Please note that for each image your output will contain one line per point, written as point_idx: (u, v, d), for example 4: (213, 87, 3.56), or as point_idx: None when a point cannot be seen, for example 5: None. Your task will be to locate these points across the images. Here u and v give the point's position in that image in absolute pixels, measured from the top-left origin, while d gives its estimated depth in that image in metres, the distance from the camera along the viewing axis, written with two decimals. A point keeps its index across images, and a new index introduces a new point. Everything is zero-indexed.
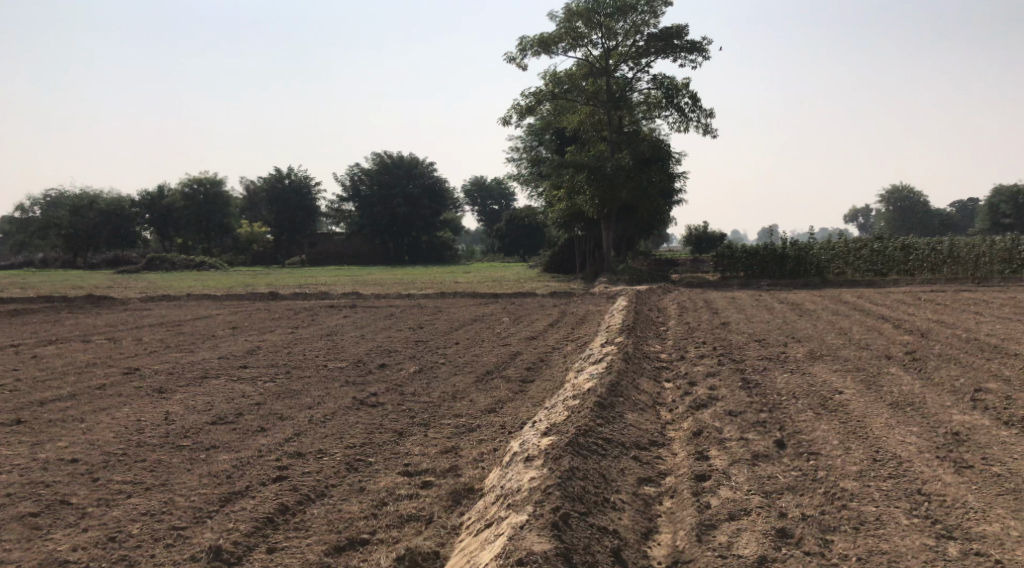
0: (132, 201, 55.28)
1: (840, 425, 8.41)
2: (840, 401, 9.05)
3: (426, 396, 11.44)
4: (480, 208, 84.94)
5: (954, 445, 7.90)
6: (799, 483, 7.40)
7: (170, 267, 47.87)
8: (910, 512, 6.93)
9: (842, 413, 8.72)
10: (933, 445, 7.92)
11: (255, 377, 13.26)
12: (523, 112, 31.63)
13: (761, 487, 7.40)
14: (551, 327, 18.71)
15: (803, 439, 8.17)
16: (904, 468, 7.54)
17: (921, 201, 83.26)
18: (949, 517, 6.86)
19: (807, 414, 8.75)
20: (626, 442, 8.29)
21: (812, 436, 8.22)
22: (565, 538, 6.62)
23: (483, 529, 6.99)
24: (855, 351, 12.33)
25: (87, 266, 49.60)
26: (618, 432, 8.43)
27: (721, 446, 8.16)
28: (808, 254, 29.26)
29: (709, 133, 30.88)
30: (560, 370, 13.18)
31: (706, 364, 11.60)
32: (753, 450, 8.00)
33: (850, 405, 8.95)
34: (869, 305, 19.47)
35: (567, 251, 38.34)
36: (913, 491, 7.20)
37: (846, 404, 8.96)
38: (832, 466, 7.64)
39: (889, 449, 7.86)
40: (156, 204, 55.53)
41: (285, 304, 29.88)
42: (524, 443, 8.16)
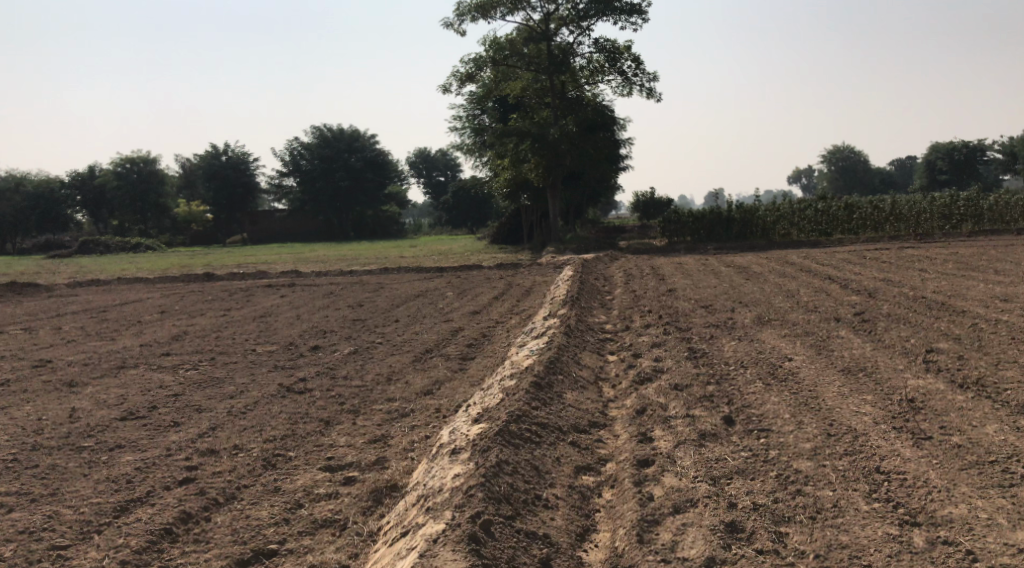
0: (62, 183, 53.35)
1: (792, 397, 7.97)
2: (790, 369, 8.62)
3: (359, 379, 10.89)
4: (425, 180, 83.93)
5: (911, 414, 7.51)
6: (749, 466, 6.98)
7: (105, 251, 46.49)
8: (869, 496, 6.54)
9: (792, 383, 8.28)
10: (888, 415, 7.52)
11: (179, 366, 12.59)
12: (464, 80, 30.91)
13: (708, 471, 6.97)
14: (494, 300, 18.21)
15: (752, 414, 7.74)
16: (859, 444, 7.14)
17: (862, 160, 83.74)
18: (913, 500, 6.47)
19: (756, 385, 8.30)
20: (565, 425, 7.81)
21: (763, 410, 7.78)
22: (485, 552, 6.15)
23: (398, 538, 6.50)
24: (803, 314, 11.94)
25: (19, 252, 48.04)
26: (555, 415, 7.94)
27: (665, 426, 7.71)
28: (753, 217, 28.98)
29: (653, 97, 30.39)
30: (500, 347, 12.66)
31: (650, 334, 11.15)
32: (700, 429, 7.55)
33: (801, 372, 8.52)
34: (815, 266, 19.18)
35: (512, 221, 37.75)
36: (872, 470, 6.81)
37: (796, 373, 8.53)
38: (784, 444, 7.22)
39: (844, 423, 7.43)
40: (88, 183, 54.12)
41: (222, 285, 29.01)
42: (454, 433, 7.66)
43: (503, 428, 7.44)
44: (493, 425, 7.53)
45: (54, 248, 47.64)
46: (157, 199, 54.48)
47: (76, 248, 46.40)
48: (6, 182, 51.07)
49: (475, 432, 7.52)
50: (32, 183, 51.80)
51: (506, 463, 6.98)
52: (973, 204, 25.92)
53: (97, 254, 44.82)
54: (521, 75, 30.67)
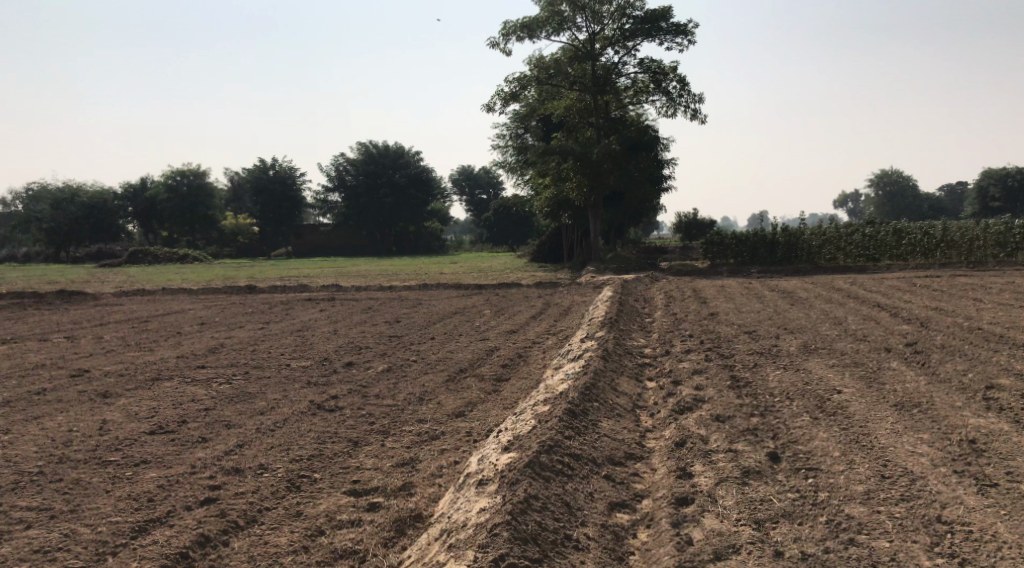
0: (114, 194, 54.17)
1: (843, 433, 7.59)
2: (839, 403, 8.24)
3: (391, 398, 10.66)
4: (468, 198, 83.98)
5: (972, 457, 7.12)
6: (796, 510, 6.65)
7: (154, 261, 46.89)
8: (930, 549, 6.19)
9: (842, 417, 7.91)
10: (946, 456, 7.15)
11: (211, 380, 12.42)
12: (508, 98, 30.74)
13: (752, 513, 6.66)
14: (532, 320, 17.92)
15: (800, 450, 7.38)
16: (917, 488, 6.77)
17: (910, 186, 82.57)
18: (979, 556, 6.12)
19: (802, 418, 7.95)
20: (599, 456, 7.51)
21: (811, 447, 7.42)
22: None
23: None
24: (852, 343, 11.51)
25: (72, 260, 48.41)
26: (589, 445, 7.63)
27: (705, 460, 7.39)
28: (799, 241, 28.44)
29: (697, 118, 30.01)
30: (536, 368, 12.36)
31: (690, 360, 10.80)
32: (743, 466, 7.21)
33: (851, 407, 8.13)
34: (863, 292, 18.68)
35: (553, 240, 37.44)
36: (933, 520, 6.45)
37: (846, 406, 8.14)
38: (836, 485, 6.87)
39: (899, 464, 7.05)
40: (140, 195, 54.97)
41: (264, 298, 29.01)
42: (484, 461, 7.40)
43: (534, 459, 7.16)
44: (525, 453, 7.25)
45: (104, 258, 48.12)
46: (206, 212, 55.00)
47: (124, 258, 46.92)
48: (60, 193, 51.83)
49: (505, 462, 7.23)
50: (86, 195, 52.58)
51: (537, 497, 6.70)
52: None
53: (145, 265, 45.18)
54: (566, 94, 30.43)
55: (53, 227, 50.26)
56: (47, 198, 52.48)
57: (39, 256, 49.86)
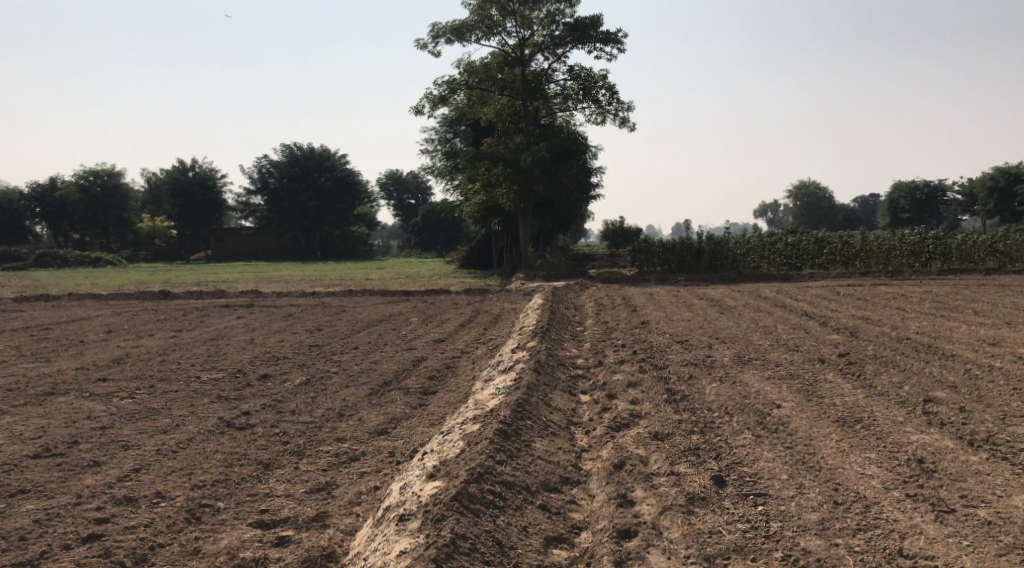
0: (19, 195, 51.34)
1: (788, 454, 7.30)
2: (781, 419, 7.91)
3: (308, 414, 10.02)
4: (395, 203, 82.95)
5: (924, 479, 6.89)
6: (748, 544, 6.34)
7: (64, 264, 45.12)
8: None
9: (787, 435, 7.60)
10: (898, 479, 6.91)
11: (114, 394, 11.62)
12: (437, 101, 30.16)
13: (701, 548, 6.32)
14: (460, 328, 17.37)
15: (746, 474, 7.06)
16: (873, 519, 6.50)
17: (827, 196, 84.14)
18: None
19: (745, 436, 7.62)
20: (532, 481, 7.05)
21: (758, 468, 7.13)
22: None
23: None
24: (785, 353, 11.24)
25: None
26: (522, 470, 7.16)
27: (646, 485, 7.00)
28: (724, 248, 28.37)
29: (626, 126, 29.83)
30: (464, 380, 11.84)
31: (625, 372, 10.38)
32: (687, 492, 6.86)
33: (793, 423, 7.81)
34: (789, 301, 18.54)
35: (482, 245, 36.95)
36: (894, 554, 6.19)
37: (787, 423, 7.81)
38: (788, 516, 6.56)
39: (851, 489, 6.80)
40: (48, 195, 51.86)
41: (177, 304, 27.98)
42: (407, 490, 6.89)
43: (462, 490, 6.70)
44: (454, 483, 6.76)
45: (10, 261, 46.27)
46: (120, 215, 52.99)
47: (33, 261, 45.02)
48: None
49: (431, 492, 6.75)
50: None
51: (465, 538, 6.25)
52: (941, 242, 25.38)
53: (53, 268, 43.47)
54: (495, 99, 30.02)
55: None
56: None
57: None
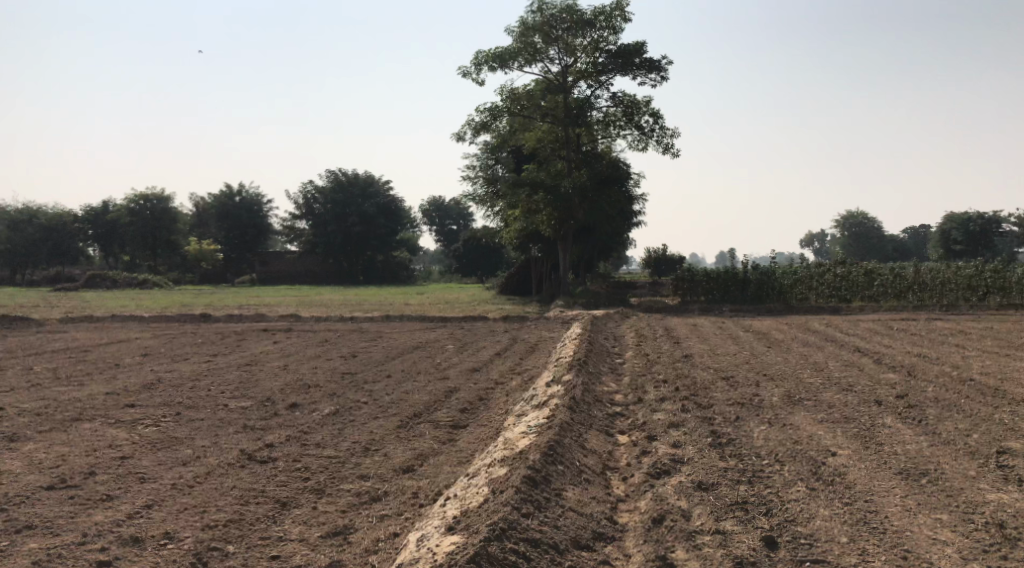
0: (74, 216, 52.85)
1: (846, 512, 6.79)
2: (838, 471, 7.36)
3: (332, 448, 9.57)
4: (437, 229, 82.89)
5: (1001, 549, 6.36)
6: None
7: (112, 286, 45.49)
8: None
9: (844, 490, 7.06)
10: (973, 547, 6.39)
11: (138, 422, 11.23)
12: (478, 128, 29.90)
13: None
14: (497, 357, 16.90)
15: (800, 536, 6.55)
16: None
17: (876, 227, 82.61)
18: None
19: (798, 491, 7.09)
20: (561, 538, 6.55)
21: (814, 528, 6.62)
22: None
23: None
24: (838, 394, 10.60)
25: (29, 284, 47.29)
26: (552, 525, 6.67)
27: (688, 545, 6.51)
28: (770, 279, 27.66)
29: (669, 152, 29.32)
30: (497, 413, 11.35)
31: (666, 411, 9.83)
32: (734, 555, 6.38)
33: (851, 475, 7.28)
34: (841, 335, 17.81)
35: (522, 272, 36.51)
36: None
37: (845, 476, 7.27)
38: None
39: (921, 557, 6.28)
40: (101, 218, 53.14)
41: (217, 327, 27.81)
42: (429, 543, 6.45)
43: (482, 549, 6.25)
44: (472, 542, 6.32)
45: (61, 282, 46.74)
46: (168, 238, 53.17)
47: (82, 282, 45.53)
48: (19, 215, 50.44)
49: (449, 549, 6.31)
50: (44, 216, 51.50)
51: None
52: (1000, 276, 24.35)
53: (100, 289, 43.82)
54: (537, 126, 29.67)
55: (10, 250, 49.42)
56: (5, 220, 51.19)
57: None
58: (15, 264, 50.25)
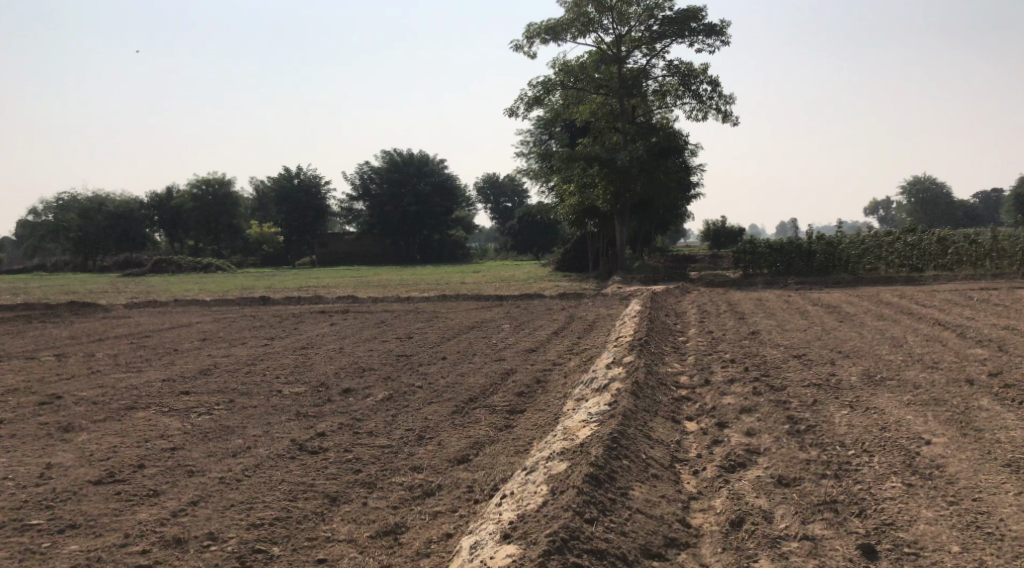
0: (140, 203, 53.32)
1: (954, 514, 6.29)
2: (936, 462, 6.92)
3: (385, 437, 9.15)
4: (492, 206, 82.43)
5: None
6: None
7: (178, 270, 45.84)
8: None
9: (945, 488, 6.57)
10: None
11: (190, 409, 10.91)
12: (531, 103, 29.31)
13: None
14: (555, 336, 16.39)
15: (902, 542, 6.08)
16: None
17: (944, 192, 80.31)
18: None
19: (894, 488, 6.61)
20: (629, 547, 6.05)
21: (918, 534, 6.12)
22: None
23: None
24: (922, 372, 9.93)
25: (99, 269, 48.07)
26: (619, 530, 6.19)
27: (775, 554, 6.06)
28: (838, 249, 26.72)
29: (729, 121, 28.42)
30: (556, 397, 10.86)
31: (735, 395, 9.27)
32: None
33: (951, 469, 6.80)
34: (917, 307, 16.97)
35: (579, 248, 35.90)
36: None
37: (945, 469, 6.81)
38: None
39: None
40: (166, 204, 53.60)
41: (276, 310, 27.68)
42: (493, 552, 6.05)
43: None
44: (533, 555, 5.87)
45: (129, 267, 47.20)
46: (230, 222, 53.76)
47: (148, 268, 46.00)
48: (87, 204, 51.10)
49: (504, 562, 5.91)
50: (113, 203, 51.92)
51: None
52: None
53: (166, 274, 44.15)
54: (592, 98, 28.98)
55: (80, 236, 49.75)
56: (74, 209, 51.71)
57: (67, 265, 49.43)
58: (87, 253, 50.14)
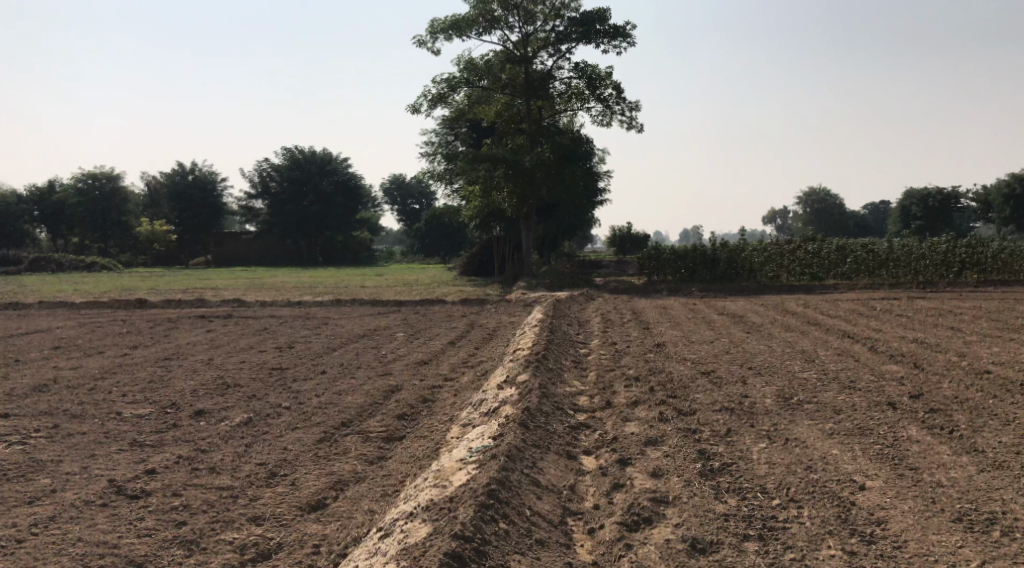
0: (18, 197, 49.31)
1: None
2: (880, 520, 6.17)
3: (231, 474, 7.77)
4: (399, 207, 80.70)
5: None
6: None
7: (58, 269, 43.07)
8: None
9: (898, 557, 5.84)
10: None
11: (3, 438, 9.64)
12: (435, 101, 27.91)
13: None
14: (449, 347, 15.08)
15: None
16: None
17: (837, 203, 81.64)
18: None
19: (835, 557, 5.86)
20: None
21: None
22: None
23: None
24: (841, 393, 8.94)
25: None
26: None
27: None
28: (740, 255, 25.86)
29: (634, 128, 27.56)
30: (440, 420, 9.60)
31: (640, 422, 8.10)
32: None
33: (896, 527, 6.08)
34: (823, 318, 16.18)
35: (484, 252, 34.57)
36: None
37: (891, 530, 6.07)
38: None
39: None
40: (47, 198, 50.04)
41: (151, 314, 25.74)
42: None
43: None
44: None
45: (5, 265, 44.31)
46: (119, 218, 50.95)
47: (26, 265, 43.06)
48: None
49: None
50: None
51: None
52: (976, 250, 23.12)
53: (45, 274, 41.33)
54: (496, 98, 27.78)
55: None
56: None
57: None
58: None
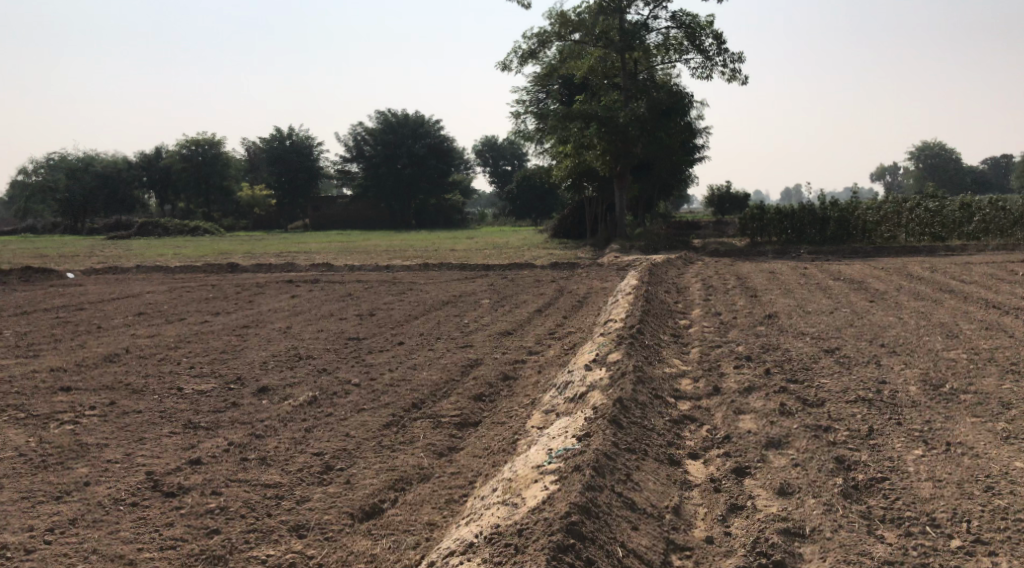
0: (127, 163, 50.59)
1: None
2: None
3: (283, 467, 6.81)
4: (491, 169, 79.77)
5: None
6: None
7: (164, 234, 43.32)
8: None
9: None
10: None
11: (52, 417, 8.89)
12: (526, 57, 26.57)
13: None
14: (538, 315, 13.95)
15: None
16: None
17: (953, 158, 77.44)
18: None
19: None
20: None
21: None
22: None
23: None
24: (1002, 379, 7.53)
25: (89, 231, 45.10)
26: None
27: None
28: (852, 214, 23.83)
29: (736, 79, 25.82)
30: (523, 403, 8.52)
31: (756, 418, 6.96)
32: None
33: None
34: (954, 283, 14.57)
35: (576, 212, 33.20)
36: None
37: None
38: None
39: None
40: (155, 164, 50.97)
41: (241, 279, 25.20)
42: None
43: None
44: None
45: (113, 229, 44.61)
46: (221, 183, 50.95)
47: (133, 230, 43.38)
48: (76, 164, 48.48)
49: None
50: (99, 165, 49.22)
51: None
52: None
53: (149, 238, 41.42)
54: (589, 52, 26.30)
55: (67, 198, 46.54)
56: (61, 169, 48.93)
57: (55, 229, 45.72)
58: (74, 214, 46.72)
